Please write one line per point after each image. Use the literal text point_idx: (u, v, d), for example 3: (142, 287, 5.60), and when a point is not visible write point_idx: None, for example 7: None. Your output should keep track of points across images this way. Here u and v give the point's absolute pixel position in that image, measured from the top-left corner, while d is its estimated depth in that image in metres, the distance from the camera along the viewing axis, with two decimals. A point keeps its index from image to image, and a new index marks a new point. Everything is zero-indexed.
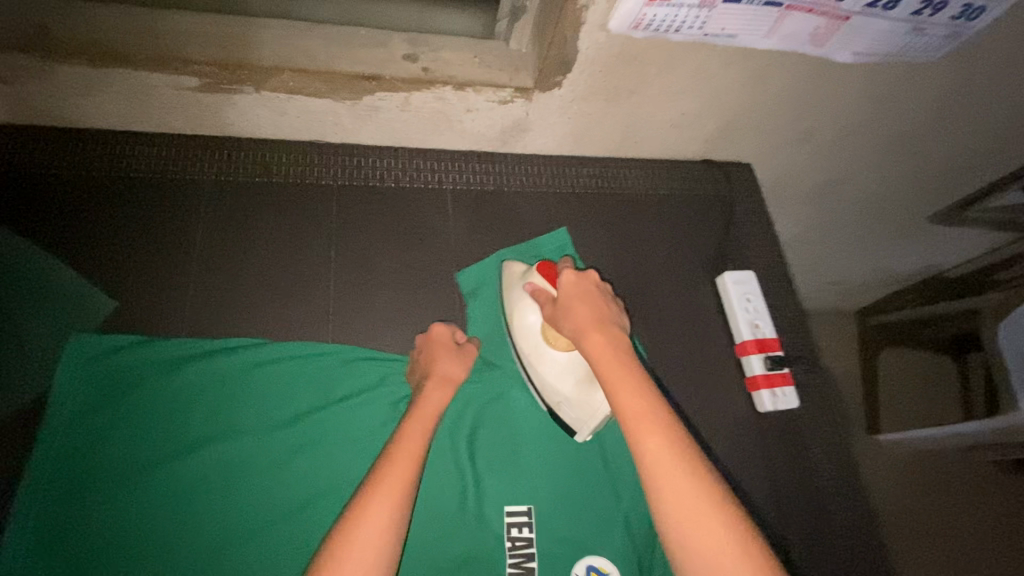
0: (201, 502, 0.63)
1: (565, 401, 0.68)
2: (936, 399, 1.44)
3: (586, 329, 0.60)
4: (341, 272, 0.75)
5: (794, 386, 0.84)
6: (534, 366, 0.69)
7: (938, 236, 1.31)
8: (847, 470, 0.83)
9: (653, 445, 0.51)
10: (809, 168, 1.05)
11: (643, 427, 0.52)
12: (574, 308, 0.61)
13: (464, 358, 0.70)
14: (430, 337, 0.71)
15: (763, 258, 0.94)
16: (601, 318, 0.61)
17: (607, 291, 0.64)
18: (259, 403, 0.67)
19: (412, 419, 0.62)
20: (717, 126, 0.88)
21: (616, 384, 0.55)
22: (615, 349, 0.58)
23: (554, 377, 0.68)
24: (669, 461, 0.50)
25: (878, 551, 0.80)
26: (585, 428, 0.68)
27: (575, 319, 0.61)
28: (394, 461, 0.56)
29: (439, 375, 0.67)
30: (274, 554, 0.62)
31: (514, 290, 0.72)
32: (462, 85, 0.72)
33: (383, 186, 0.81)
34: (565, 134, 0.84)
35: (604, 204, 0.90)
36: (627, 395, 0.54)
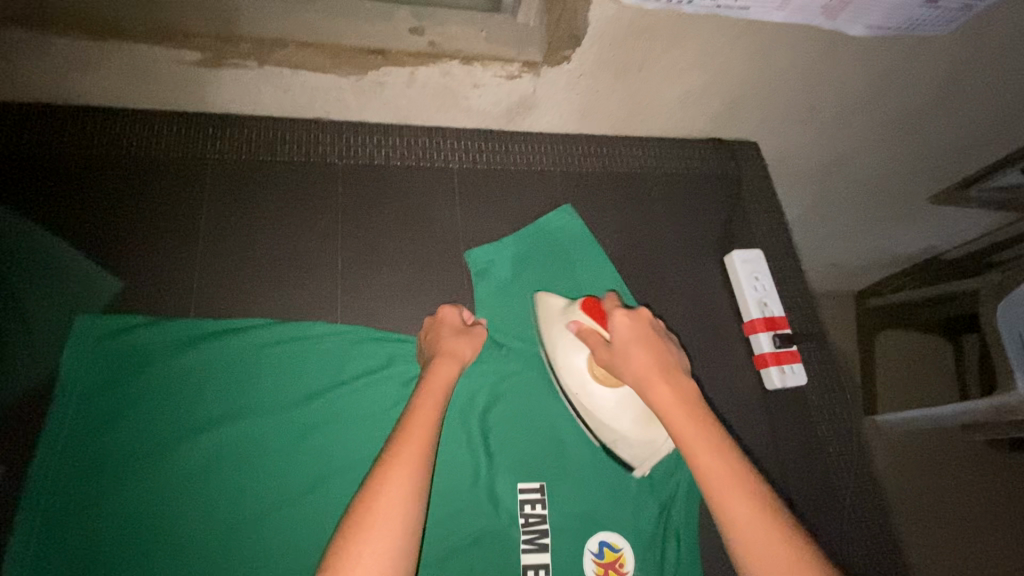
0: (214, 482, 0.63)
1: (625, 441, 0.68)
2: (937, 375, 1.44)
3: (648, 379, 0.60)
4: (347, 251, 0.74)
5: (802, 363, 0.83)
6: (587, 406, 0.68)
7: (932, 217, 1.33)
8: (852, 443, 0.84)
9: (746, 518, 0.52)
10: (813, 148, 1.05)
11: (734, 500, 0.52)
12: (634, 354, 0.61)
13: (473, 335, 0.69)
14: (439, 319, 0.70)
15: (769, 237, 0.93)
16: (662, 365, 0.61)
17: (664, 336, 0.65)
18: (267, 383, 0.67)
19: (423, 393, 0.61)
20: (722, 103, 0.87)
21: (695, 447, 0.56)
22: (681, 396, 0.59)
23: (610, 418, 0.67)
24: (752, 516, 0.51)
25: (884, 522, 0.81)
26: (646, 461, 0.70)
27: (635, 364, 0.61)
28: (408, 436, 0.55)
29: (449, 352, 0.66)
30: (289, 532, 0.62)
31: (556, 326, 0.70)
32: (469, 59, 0.71)
33: (390, 164, 0.79)
34: (573, 111, 0.83)
35: (610, 183, 0.89)
36: (700, 448, 0.55)
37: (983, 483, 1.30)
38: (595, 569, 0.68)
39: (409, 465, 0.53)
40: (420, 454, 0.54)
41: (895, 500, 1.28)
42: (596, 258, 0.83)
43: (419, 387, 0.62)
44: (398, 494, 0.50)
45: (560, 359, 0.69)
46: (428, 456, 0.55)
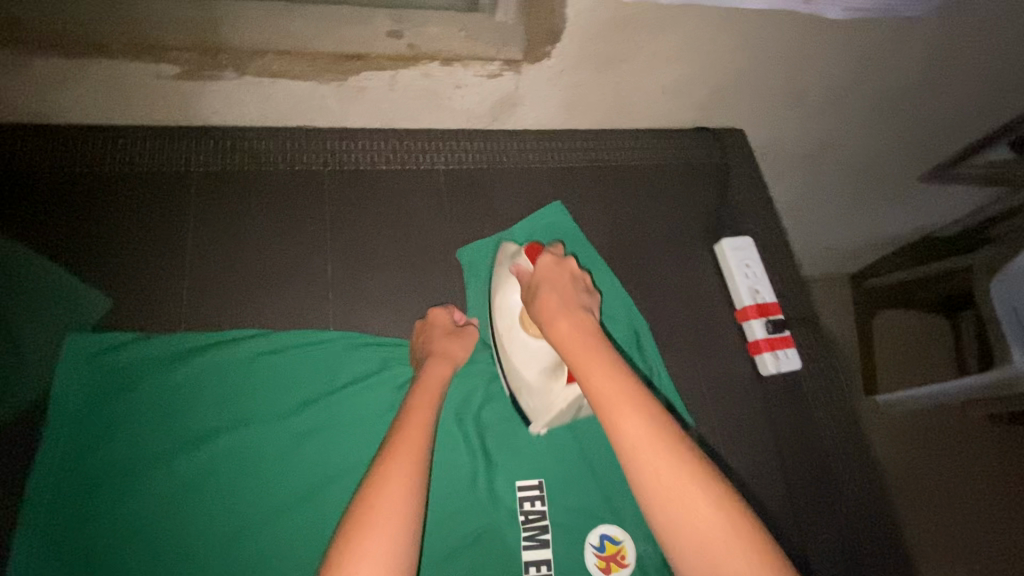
0: (214, 492, 0.63)
1: (526, 389, 0.68)
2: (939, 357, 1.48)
3: (551, 314, 0.60)
4: (336, 257, 0.74)
5: (795, 348, 0.84)
6: (505, 347, 0.69)
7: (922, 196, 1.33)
8: (850, 426, 0.85)
9: (652, 467, 0.47)
10: (799, 133, 1.05)
11: (644, 447, 0.48)
12: (543, 292, 0.62)
13: (465, 337, 0.70)
14: (429, 320, 0.71)
15: (759, 224, 0.94)
16: (567, 303, 0.61)
17: (579, 281, 0.65)
18: (263, 392, 0.67)
19: (418, 396, 0.62)
20: (706, 93, 0.88)
21: (603, 394, 0.52)
22: (582, 331, 0.58)
23: (522, 361, 0.68)
24: (642, 439, 0.48)
25: (885, 502, 0.82)
26: (541, 417, 0.68)
27: (545, 303, 0.61)
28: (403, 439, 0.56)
29: (441, 354, 0.67)
30: (291, 539, 0.63)
31: (502, 270, 0.72)
32: (449, 60, 0.72)
33: (376, 169, 0.79)
34: (557, 106, 0.83)
35: (597, 177, 0.89)
36: (594, 373, 0.54)
37: (981, 457, 1.31)
38: (597, 563, 0.68)
39: (406, 467, 0.53)
40: (417, 455, 0.55)
41: (894, 479, 1.29)
42: (586, 253, 0.84)
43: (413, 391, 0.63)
44: (397, 495, 0.51)
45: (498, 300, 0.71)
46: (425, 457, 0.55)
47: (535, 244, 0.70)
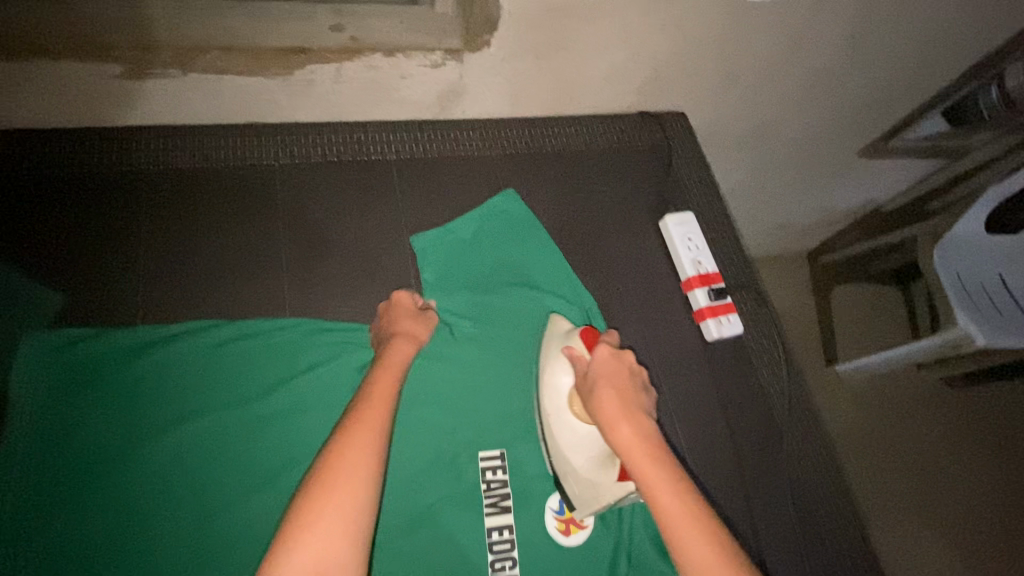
0: (178, 480, 0.64)
1: (571, 474, 0.70)
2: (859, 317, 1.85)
3: (613, 418, 0.64)
4: (293, 248, 0.76)
5: (737, 314, 0.87)
6: (552, 428, 0.70)
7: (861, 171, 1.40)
8: (799, 386, 0.89)
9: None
10: (740, 113, 1.10)
11: (709, 562, 0.55)
12: (604, 396, 0.66)
13: (427, 321, 0.73)
14: (394, 302, 0.73)
15: (704, 200, 0.98)
16: (628, 407, 0.66)
17: (635, 377, 0.69)
18: (223, 381, 0.69)
19: (382, 371, 0.64)
20: (646, 77, 0.92)
21: (668, 509, 0.58)
22: (645, 441, 0.63)
23: (568, 447, 0.69)
24: (717, 573, 0.54)
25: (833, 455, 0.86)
26: (586, 507, 0.69)
27: (604, 402, 0.65)
28: (368, 408, 0.59)
29: (405, 333, 0.70)
30: (256, 520, 0.64)
31: (552, 344, 0.74)
32: (392, 51, 0.74)
33: (329, 162, 0.81)
34: (503, 94, 0.87)
35: (548, 162, 0.92)
36: (664, 492, 0.59)
37: None
38: (557, 526, 0.72)
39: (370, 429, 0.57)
40: (381, 420, 0.58)
41: None
42: (541, 237, 0.87)
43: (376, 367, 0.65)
44: (361, 453, 0.54)
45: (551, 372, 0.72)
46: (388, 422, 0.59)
47: (591, 329, 0.73)
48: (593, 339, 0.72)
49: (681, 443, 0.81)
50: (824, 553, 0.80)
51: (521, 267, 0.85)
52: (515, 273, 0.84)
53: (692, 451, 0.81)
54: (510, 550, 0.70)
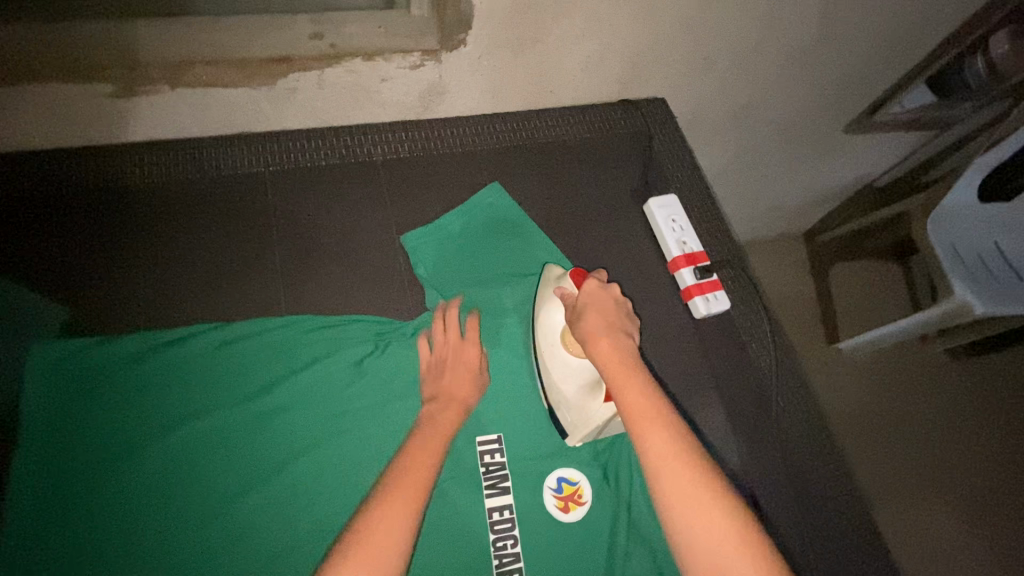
0: (189, 476, 0.67)
1: (564, 403, 0.74)
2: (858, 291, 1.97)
3: (594, 333, 0.68)
4: (286, 251, 0.79)
5: (724, 290, 0.87)
6: (545, 363, 0.75)
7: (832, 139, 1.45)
8: (790, 359, 0.90)
9: (680, 482, 0.55)
10: (718, 96, 1.12)
11: (668, 461, 0.56)
12: (587, 316, 0.70)
13: (480, 382, 0.74)
14: (457, 360, 0.74)
15: (688, 181, 0.99)
16: (610, 325, 0.69)
17: (622, 304, 0.73)
18: (226, 379, 0.71)
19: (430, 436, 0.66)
20: (622, 65, 0.94)
21: (638, 412, 0.61)
22: (623, 352, 0.67)
23: (560, 377, 0.74)
24: (671, 458, 0.57)
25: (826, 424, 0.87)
26: (578, 432, 0.75)
27: (588, 322, 0.70)
28: (409, 471, 0.61)
29: (456, 395, 0.71)
30: (266, 510, 0.67)
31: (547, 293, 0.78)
32: (371, 55, 0.77)
33: (317, 166, 0.84)
34: (482, 90, 0.89)
35: (531, 153, 0.94)
36: (631, 392, 0.63)
37: None
38: (555, 503, 0.74)
39: (407, 493, 0.58)
40: (424, 482, 0.60)
41: None
42: (529, 229, 0.88)
43: (423, 427, 0.67)
44: (396, 519, 0.56)
45: (546, 313, 0.76)
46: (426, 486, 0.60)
47: (581, 271, 0.77)
48: (583, 277, 0.76)
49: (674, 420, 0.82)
50: (821, 522, 0.81)
51: (509, 257, 0.86)
52: (505, 264, 0.86)
53: (686, 427, 0.82)
54: (511, 529, 0.72)
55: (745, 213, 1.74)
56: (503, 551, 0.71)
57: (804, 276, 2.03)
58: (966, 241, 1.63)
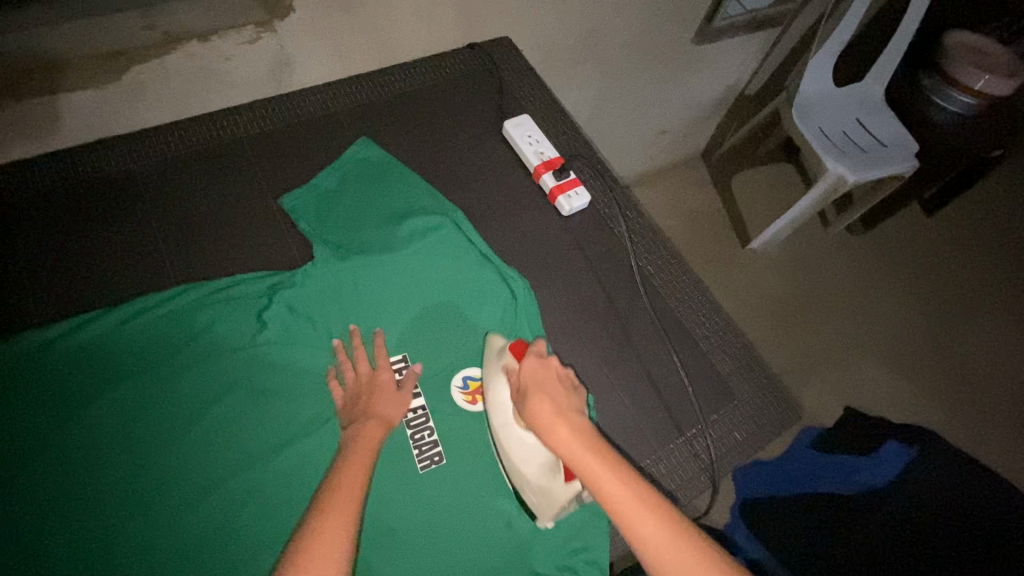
0: (113, 444, 0.70)
1: (528, 483, 0.70)
2: (757, 193, 2.20)
3: (546, 418, 0.66)
4: (167, 231, 0.83)
5: (583, 185, 0.96)
6: (505, 447, 0.71)
7: (683, 50, 1.58)
8: (663, 236, 0.98)
9: (647, 530, 0.56)
10: (561, 25, 1.22)
11: (668, 551, 0.54)
12: (534, 398, 0.68)
13: (405, 400, 0.73)
14: (376, 383, 0.74)
15: (543, 102, 1.07)
16: (558, 405, 0.67)
17: (564, 376, 0.72)
18: (133, 352, 0.74)
19: (354, 451, 0.66)
20: (455, 10, 1.02)
21: (615, 501, 0.58)
22: (580, 432, 0.65)
23: (522, 459, 0.70)
24: (665, 541, 0.55)
25: (704, 286, 0.95)
26: (547, 512, 0.70)
27: (536, 404, 0.67)
28: (346, 484, 0.61)
29: (377, 414, 0.71)
30: (196, 453, 0.72)
31: (496, 351, 0.77)
32: (204, 35, 0.82)
33: (185, 152, 0.88)
34: (329, 55, 0.95)
35: (390, 103, 1.00)
36: (603, 477, 0.60)
37: None
38: (464, 398, 0.78)
39: (348, 502, 0.59)
40: (358, 483, 0.62)
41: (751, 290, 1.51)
42: (403, 173, 0.93)
43: (347, 450, 0.66)
44: (338, 531, 0.57)
45: (493, 391, 0.74)
46: (355, 486, 0.61)
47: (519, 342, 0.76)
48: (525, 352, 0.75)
49: (565, 304, 0.88)
50: (714, 371, 0.88)
51: (389, 197, 0.90)
52: (386, 203, 0.90)
53: (577, 309, 0.88)
54: (425, 422, 0.76)
55: (633, 137, 1.87)
56: (421, 441, 0.75)
57: (706, 190, 2.20)
58: (833, 123, 1.83)
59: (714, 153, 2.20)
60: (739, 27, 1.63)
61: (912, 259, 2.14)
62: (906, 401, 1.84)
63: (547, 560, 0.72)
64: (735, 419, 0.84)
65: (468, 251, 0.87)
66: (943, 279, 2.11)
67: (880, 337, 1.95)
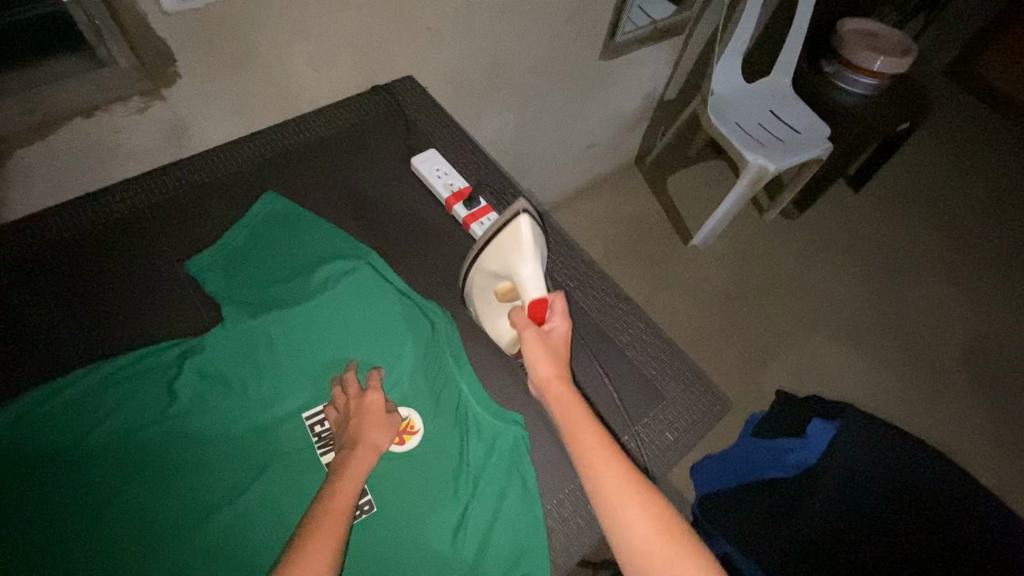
0: (23, 543, 0.67)
1: (474, 304, 0.86)
2: (692, 193, 2.29)
3: (546, 371, 0.75)
4: (69, 309, 0.80)
5: (495, 211, 0.98)
6: (480, 282, 0.84)
7: (592, 68, 1.64)
8: (579, 250, 1.00)
9: (609, 476, 0.65)
10: (463, 59, 1.25)
11: (623, 494, 0.64)
12: (544, 356, 0.76)
13: (391, 426, 0.74)
14: (366, 406, 0.75)
15: (450, 135, 1.09)
16: (561, 366, 0.76)
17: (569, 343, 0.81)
18: (35, 444, 0.71)
19: (342, 482, 0.67)
20: (350, 57, 1.04)
21: (587, 448, 0.68)
22: (569, 390, 0.74)
23: (484, 300, 0.85)
24: (619, 483, 0.65)
25: (624, 293, 0.97)
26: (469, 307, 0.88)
27: (544, 361, 0.76)
28: (325, 525, 0.62)
29: (366, 441, 0.72)
30: (118, 536, 0.70)
31: (530, 264, 0.80)
32: (90, 111, 0.82)
33: (85, 226, 0.87)
34: (227, 115, 0.96)
35: (295, 154, 1.01)
36: (582, 426, 0.70)
37: None
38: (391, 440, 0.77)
39: (323, 548, 0.60)
40: (342, 512, 0.64)
41: None
42: (314, 222, 0.93)
43: (336, 476, 0.68)
44: None
45: (495, 268, 0.82)
46: (342, 519, 0.64)
47: (543, 299, 0.80)
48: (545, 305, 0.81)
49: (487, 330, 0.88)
50: (641, 375, 0.89)
51: (300, 249, 0.90)
52: (296, 257, 0.89)
53: None
54: None
55: (562, 154, 1.92)
56: None
57: (644, 195, 2.26)
58: (747, 118, 1.92)
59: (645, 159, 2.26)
60: (642, 40, 1.70)
61: (844, 235, 2.23)
62: (857, 372, 1.90)
63: None
64: (667, 420, 0.86)
65: (384, 290, 0.87)
66: (874, 251, 2.21)
67: (824, 314, 2.02)
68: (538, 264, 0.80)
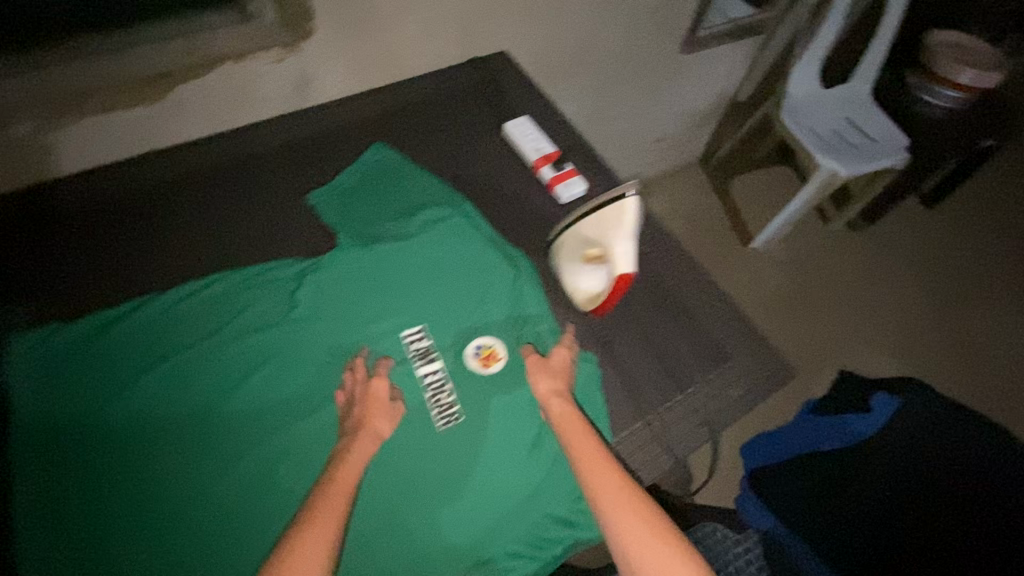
0: (162, 411, 0.79)
1: (561, 254, 0.93)
2: (756, 196, 2.29)
3: (546, 396, 0.81)
4: (207, 226, 0.92)
5: (579, 175, 1.05)
6: (573, 238, 0.91)
7: (671, 61, 1.69)
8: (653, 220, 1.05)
9: (603, 490, 0.72)
10: (552, 39, 1.32)
11: (616, 508, 0.70)
12: (545, 381, 0.82)
13: (394, 413, 0.79)
14: (372, 394, 0.79)
15: (537, 106, 1.16)
16: (562, 390, 0.82)
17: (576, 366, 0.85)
18: (177, 332, 0.83)
19: (344, 467, 0.73)
20: (454, 28, 1.12)
21: (590, 462, 0.74)
22: (572, 414, 0.79)
23: (571, 255, 0.91)
24: (615, 495, 0.71)
25: (694, 263, 1.01)
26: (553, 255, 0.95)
27: (543, 385, 0.82)
28: (324, 508, 0.69)
29: (370, 428, 0.77)
30: (236, 417, 0.80)
31: (622, 238, 0.86)
32: (239, 56, 0.94)
33: (220, 159, 0.99)
34: (344, 73, 1.07)
35: (398, 113, 1.10)
36: (582, 446, 0.76)
37: None
38: (478, 362, 0.85)
39: (322, 530, 0.66)
40: (343, 495, 0.70)
41: None
42: (413, 173, 1.02)
43: (336, 463, 0.74)
44: (313, 557, 0.64)
45: (589, 235, 0.89)
46: (340, 503, 0.70)
47: (628, 275, 0.87)
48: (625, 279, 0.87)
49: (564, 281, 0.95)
50: (707, 338, 0.93)
51: (399, 194, 1.00)
52: (396, 200, 0.99)
53: None
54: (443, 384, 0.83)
55: (630, 145, 1.97)
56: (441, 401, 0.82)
57: (706, 194, 2.27)
58: (824, 121, 1.90)
59: (712, 159, 2.26)
60: (723, 36, 1.73)
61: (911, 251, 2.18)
62: None
63: (559, 504, 0.80)
64: (728, 381, 0.90)
65: (475, 236, 0.95)
66: (941, 270, 2.15)
67: (882, 326, 1.99)
68: (632, 243, 0.87)
